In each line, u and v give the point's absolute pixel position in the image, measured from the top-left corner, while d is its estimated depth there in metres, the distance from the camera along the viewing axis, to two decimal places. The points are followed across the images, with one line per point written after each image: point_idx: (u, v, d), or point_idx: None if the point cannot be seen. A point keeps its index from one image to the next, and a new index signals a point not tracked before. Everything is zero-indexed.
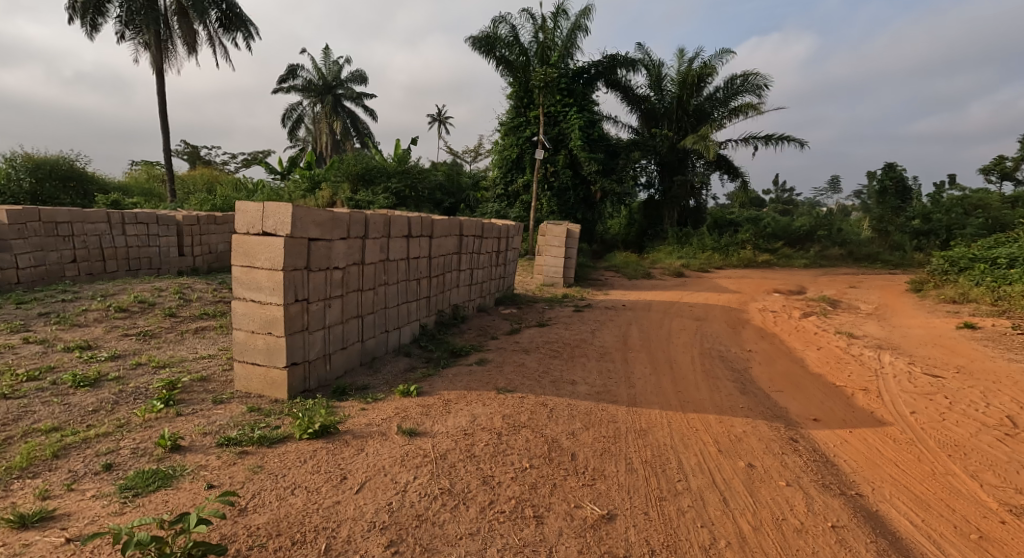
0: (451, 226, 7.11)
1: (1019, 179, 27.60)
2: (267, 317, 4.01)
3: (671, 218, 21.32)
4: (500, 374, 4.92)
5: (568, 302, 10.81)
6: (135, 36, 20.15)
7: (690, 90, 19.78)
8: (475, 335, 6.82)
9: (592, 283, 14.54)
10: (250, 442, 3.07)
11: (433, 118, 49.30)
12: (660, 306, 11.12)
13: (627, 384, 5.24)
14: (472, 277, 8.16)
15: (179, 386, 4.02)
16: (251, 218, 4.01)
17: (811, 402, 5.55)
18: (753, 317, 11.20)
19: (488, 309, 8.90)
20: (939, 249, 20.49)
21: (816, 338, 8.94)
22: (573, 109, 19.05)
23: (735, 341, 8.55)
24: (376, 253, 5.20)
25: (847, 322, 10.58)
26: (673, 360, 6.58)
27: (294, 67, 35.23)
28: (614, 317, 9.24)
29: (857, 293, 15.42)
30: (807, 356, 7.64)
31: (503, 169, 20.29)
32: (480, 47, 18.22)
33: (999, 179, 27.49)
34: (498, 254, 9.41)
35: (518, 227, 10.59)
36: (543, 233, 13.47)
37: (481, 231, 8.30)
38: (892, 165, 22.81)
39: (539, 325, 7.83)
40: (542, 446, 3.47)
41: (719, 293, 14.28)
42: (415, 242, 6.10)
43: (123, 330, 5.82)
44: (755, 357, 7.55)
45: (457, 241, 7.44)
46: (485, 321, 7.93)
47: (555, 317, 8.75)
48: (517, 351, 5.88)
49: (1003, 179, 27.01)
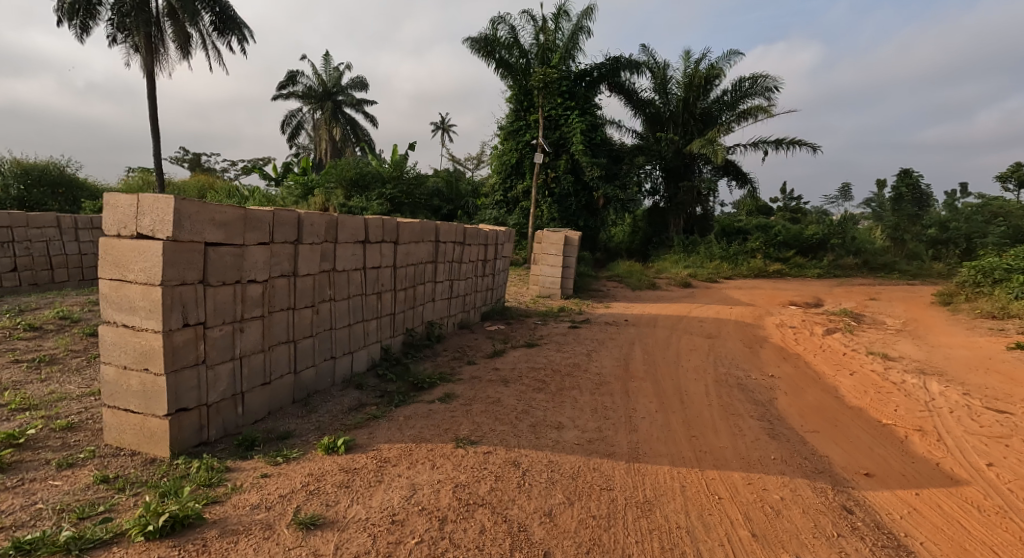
0: (423, 232, 6.09)
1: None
2: (142, 349, 2.93)
3: (677, 225, 20.28)
4: (467, 417, 3.88)
5: (566, 316, 9.77)
6: (126, 39, 19.31)
7: (696, 93, 18.81)
8: (449, 359, 5.77)
9: (593, 294, 13.51)
10: (51, 548, 2.10)
11: (436, 126, 48.68)
12: (667, 321, 10.10)
13: (629, 429, 4.20)
14: (451, 290, 7.11)
15: (22, 440, 2.97)
16: (123, 214, 2.94)
17: (858, 450, 4.58)
18: (772, 333, 10.21)
19: (472, 326, 7.84)
20: (959, 260, 19.43)
21: (847, 361, 8.06)
22: (575, 112, 18.04)
23: (753, 364, 7.53)
24: (316, 263, 4.14)
25: (879, 342, 9.83)
26: (683, 391, 5.55)
27: (293, 73, 34.46)
28: (615, 335, 8.19)
29: (878, 305, 14.40)
30: (840, 387, 6.66)
31: (502, 175, 19.26)
32: (479, 48, 17.36)
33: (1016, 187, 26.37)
34: (484, 263, 8.37)
35: (510, 234, 9.57)
36: (539, 241, 12.48)
37: (462, 239, 7.30)
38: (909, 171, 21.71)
39: (528, 345, 6.79)
40: (504, 541, 2.48)
41: (730, 305, 13.23)
42: (373, 250, 5.04)
43: (15, 355, 4.76)
44: (778, 386, 6.54)
45: (431, 249, 6.40)
46: (467, 341, 6.88)
47: (548, 335, 7.71)
48: (496, 382, 4.85)
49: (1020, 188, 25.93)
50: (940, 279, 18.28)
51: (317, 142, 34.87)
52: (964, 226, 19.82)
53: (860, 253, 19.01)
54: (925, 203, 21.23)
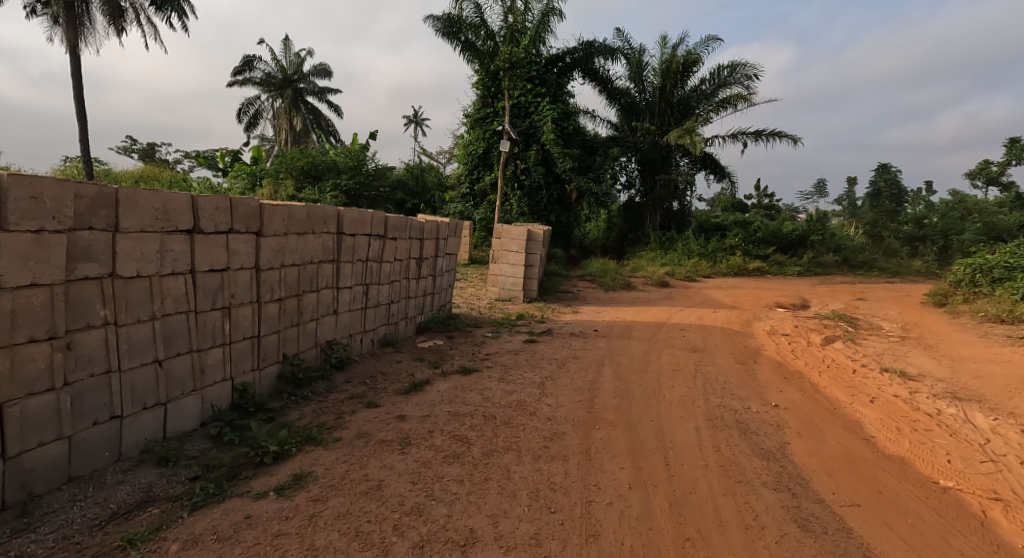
0: (312, 219, 4.36)
1: (1006, 185, 25.89)
2: None
3: (653, 221, 18.80)
4: (302, 537, 2.25)
5: (523, 326, 8.13)
6: (45, 9, 17.03)
7: (674, 80, 17.37)
8: (345, 402, 4.05)
9: (560, 297, 11.86)
10: None
11: (407, 119, 47.32)
12: (644, 331, 8.57)
13: (588, 533, 2.63)
14: (365, 298, 5.42)
15: None
16: None
17: (928, 546, 3.18)
18: (764, 344, 8.77)
19: (399, 343, 6.13)
20: (937, 258, 18.25)
21: (862, 383, 6.64)
22: (545, 99, 16.36)
23: (750, 389, 5.99)
24: (59, 264, 2.45)
25: (886, 353, 8.50)
26: (669, 445, 3.97)
27: (249, 58, 32.24)
28: (581, 352, 6.59)
29: (869, 306, 13.14)
30: (866, 424, 5.23)
31: (468, 166, 17.59)
32: (442, 29, 15.80)
33: (986, 185, 25.72)
34: (418, 261, 6.71)
35: (458, 225, 7.89)
36: (498, 236, 10.89)
37: (382, 232, 5.62)
38: (887, 166, 20.73)
39: (464, 372, 5.11)
40: None
41: (714, 308, 11.76)
42: (210, 242, 3.26)
43: None
44: (789, 424, 5.02)
45: (329, 243, 4.68)
46: (383, 367, 5.15)
47: (495, 354, 6.05)
48: (389, 441, 3.19)
49: (989, 185, 25.41)
50: (926, 277, 16.98)
51: (276, 133, 32.73)
52: (941, 222, 18.71)
53: (840, 250, 17.59)
54: (904, 200, 20.55)
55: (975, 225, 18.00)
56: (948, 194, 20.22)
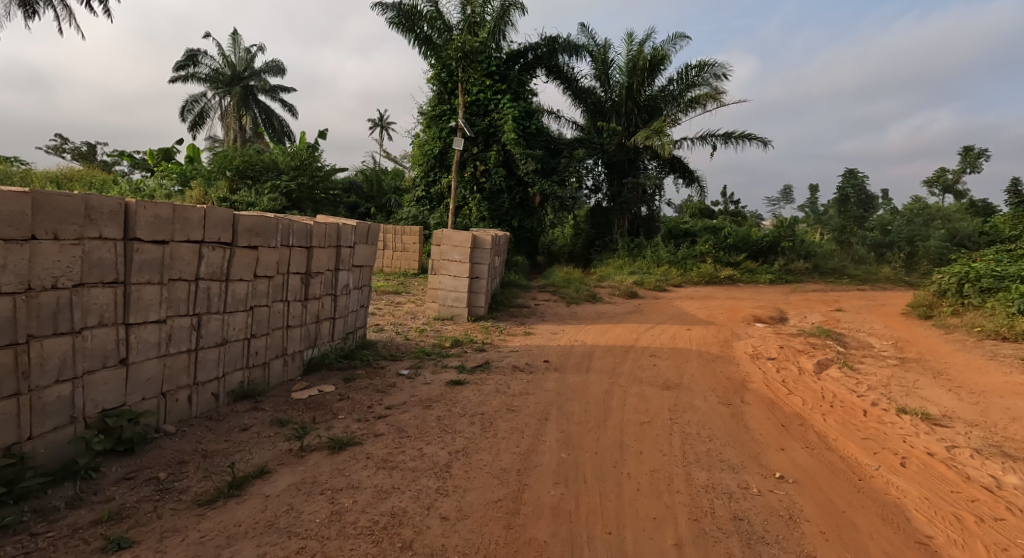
0: (50, 217, 2.74)
1: (961, 193, 25.47)
2: None
3: (621, 226, 17.30)
4: None
5: (455, 357, 6.44)
6: None
7: (641, 78, 15.96)
8: (75, 539, 2.41)
9: (513, 313, 10.23)
10: None
11: (372, 123, 45.31)
12: (606, 358, 6.99)
13: None
14: (200, 336, 3.70)
15: None
16: None
17: None
18: (751, 371, 7.27)
19: (267, 394, 4.38)
20: (904, 265, 16.96)
21: (882, 430, 5.14)
22: (506, 96, 14.76)
23: (746, 449, 4.43)
24: None
25: (891, 382, 7.09)
26: None
27: (194, 53, 29.92)
28: (522, 396, 5.00)
29: (847, 318, 11.84)
30: (913, 512, 3.60)
31: (424, 167, 15.82)
32: (393, 19, 14.00)
33: (942, 193, 25.20)
34: (306, 280, 5.01)
35: (370, 230, 6.19)
36: (438, 243, 9.20)
37: (228, 237, 3.90)
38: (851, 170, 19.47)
39: (333, 448, 3.42)
40: None
41: (687, 324, 10.25)
42: None
43: None
44: (809, 515, 3.45)
45: (108, 260, 3.02)
46: (208, 443, 3.39)
47: (398, 409, 4.34)
48: None
49: (947, 193, 24.79)
50: (896, 284, 15.81)
51: (224, 133, 30.33)
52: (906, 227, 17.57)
53: (810, 256, 16.34)
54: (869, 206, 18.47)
55: (943, 233, 17.31)
56: (911, 202, 19.45)
